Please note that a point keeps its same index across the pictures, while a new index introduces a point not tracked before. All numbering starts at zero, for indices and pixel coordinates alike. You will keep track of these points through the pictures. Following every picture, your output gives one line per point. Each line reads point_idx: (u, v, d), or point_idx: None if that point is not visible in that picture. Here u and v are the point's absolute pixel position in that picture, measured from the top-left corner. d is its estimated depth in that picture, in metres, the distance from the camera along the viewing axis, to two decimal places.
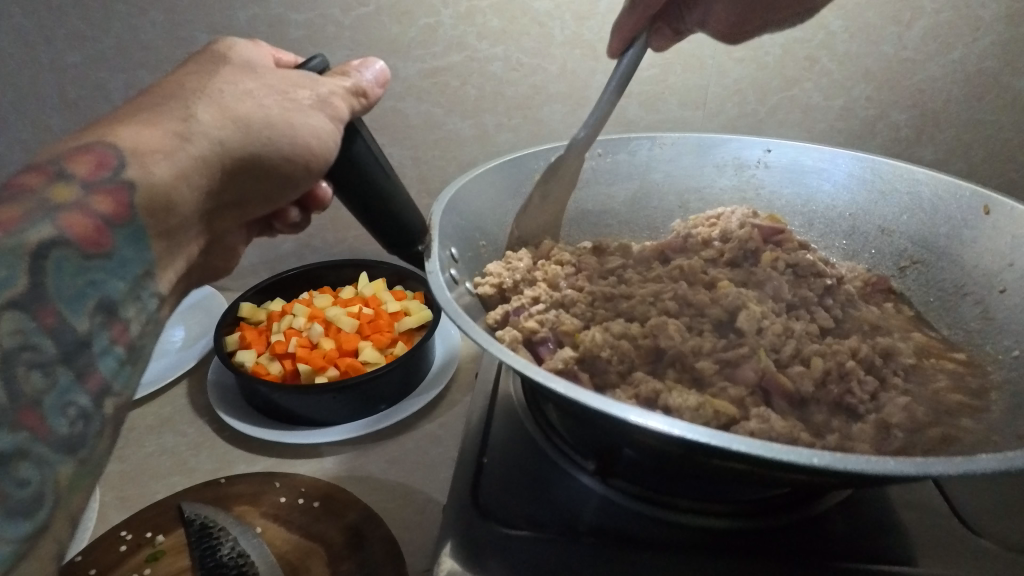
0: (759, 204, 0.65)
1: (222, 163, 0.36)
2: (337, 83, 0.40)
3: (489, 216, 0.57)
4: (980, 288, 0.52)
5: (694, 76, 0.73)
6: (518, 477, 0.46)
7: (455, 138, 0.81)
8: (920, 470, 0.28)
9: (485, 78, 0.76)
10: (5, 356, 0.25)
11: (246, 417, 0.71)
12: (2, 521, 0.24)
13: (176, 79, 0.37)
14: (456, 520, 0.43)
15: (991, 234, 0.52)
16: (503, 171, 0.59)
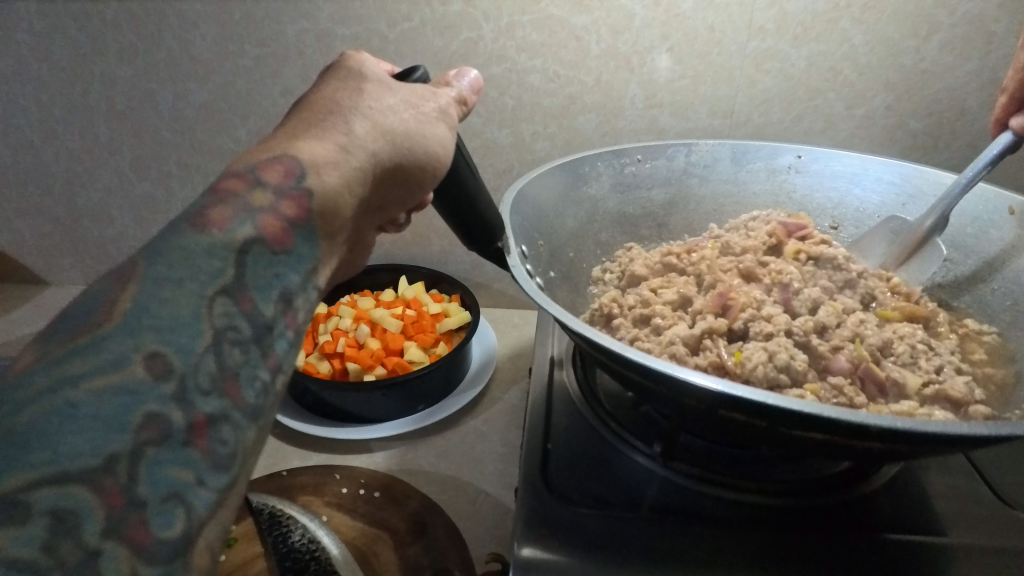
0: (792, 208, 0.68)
1: (373, 172, 0.39)
2: (448, 95, 0.45)
3: (544, 219, 0.60)
4: (1011, 284, 0.54)
5: (723, 87, 0.77)
6: (584, 461, 0.49)
7: (492, 146, 0.84)
8: (990, 432, 0.32)
9: (523, 89, 0.79)
10: (215, 334, 0.27)
11: (296, 414, 0.74)
12: (207, 471, 0.25)
13: (326, 96, 0.40)
14: (529, 500, 0.45)
15: (1018, 233, 0.55)
16: (554, 175, 0.62)
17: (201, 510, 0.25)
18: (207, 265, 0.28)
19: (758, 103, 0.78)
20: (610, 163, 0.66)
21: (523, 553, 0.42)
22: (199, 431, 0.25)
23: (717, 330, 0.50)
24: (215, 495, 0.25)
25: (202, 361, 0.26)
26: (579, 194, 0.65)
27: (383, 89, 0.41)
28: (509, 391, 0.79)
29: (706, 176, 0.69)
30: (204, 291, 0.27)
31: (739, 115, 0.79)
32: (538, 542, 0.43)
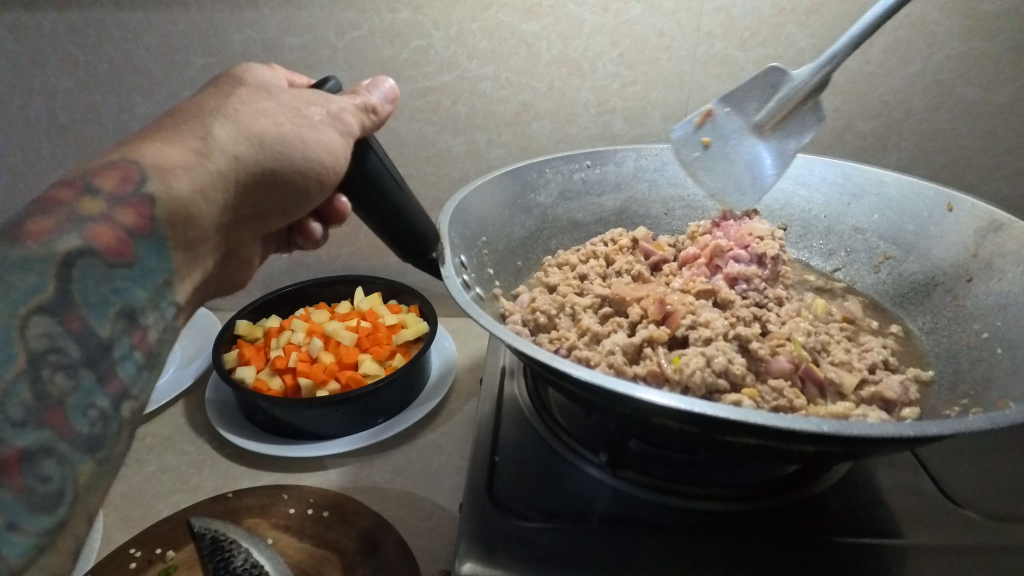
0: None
1: (236, 177, 0.41)
2: (349, 101, 0.46)
3: (491, 227, 0.60)
4: (949, 279, 0.54)
5: (674, 92, 0.77)
6: (531, 474, 0.48)
7: (447, 155, 0.83)
8: (919, 431, 0.31)
9: (475, 97, 0.79)
10: (33, 358, 0.29)
11: (248, 433, 0.71)
12: (27, 514, 0.28)
13: (197, 102, 0.43)
14: (475, 514, 0.44)
15: (954, 228, 0.56)
16: (501, 183, 0.61)
17: (14, 559, 0.27)
18: (24, 280, 0.30)
19: None
20: (557, 170, 0.66)
21: (465, 568, 0.41)
22: (14, 467, 0.28)
23: (658, 339, 0.49)
24: (35, 539, 0.28)
25: (17, 388, 0.29)
26: (527, 201, 0.64)
27: (264, 95, 0.44)
28: (468, 402, 0.78)
29: (655, 181, 0.69)
30: (19, 311, 0.29)
31: None
32: (482, 559, 0.41)
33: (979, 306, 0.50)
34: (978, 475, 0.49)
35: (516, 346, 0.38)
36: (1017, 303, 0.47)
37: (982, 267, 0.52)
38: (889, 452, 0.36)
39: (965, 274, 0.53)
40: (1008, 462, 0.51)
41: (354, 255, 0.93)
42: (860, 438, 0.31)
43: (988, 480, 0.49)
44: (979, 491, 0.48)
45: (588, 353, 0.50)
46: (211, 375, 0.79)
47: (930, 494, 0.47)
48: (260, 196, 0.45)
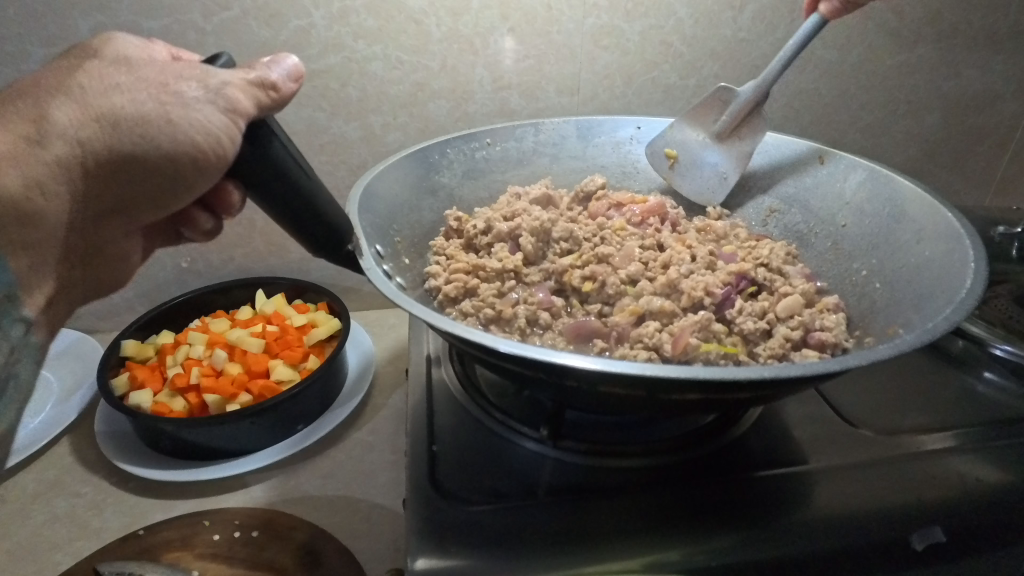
0: (638, 177, 0.71)
1: (86, 162, 0.39)
2: (237, 76, 0.40)
3: (401, 214, 0.58)
4: (827, 225, 0.60)
5: (567, 65, 0.78)
6: (471, 457, 0.48)
7: (342, 141, 0.79)
8: (846, 363, 0.34)
9: (366, 78, 0.75)
10: None
11: (151, 462, 0.65)
12: None
13: (43, 77, 0.40)
14: (421, 508, 0.43)
15: (827, 179, 0.61)
16: (406, 167, 0.59)
17: None
18: None
19: (601, 79, 0.80)
20: (460, 150, 0.65)
21: (417, 564, 0.40)
22: None
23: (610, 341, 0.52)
24: None
25: None
26: (432, 183, 0.63)
27: (123, 69, 0.40)
28: (393, 395, 0.76)
29: (556, 154, 0.70)
30: None
31: (585, 91, 0.81)
32: (433, 552, 0.40)
33: (857, 244, 0.56)
34: (866, 396, 0.55)
35: (446, 331, 0.37)
36: (888, 240, 0.52)
37: (855, 213, 0.57)
38: (799, 391, 0.40)
39: (841, 220, 0.58)
40: (888, 381, 0.57)
41: (249, 257, 0.87)
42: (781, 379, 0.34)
43: (875, 400, 0.55)
44: (869, 409, 0.54)
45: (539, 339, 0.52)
46: (99, 404, 0.71)
47: (828, 421, 0.52)
48: (128, 185, 0.41)
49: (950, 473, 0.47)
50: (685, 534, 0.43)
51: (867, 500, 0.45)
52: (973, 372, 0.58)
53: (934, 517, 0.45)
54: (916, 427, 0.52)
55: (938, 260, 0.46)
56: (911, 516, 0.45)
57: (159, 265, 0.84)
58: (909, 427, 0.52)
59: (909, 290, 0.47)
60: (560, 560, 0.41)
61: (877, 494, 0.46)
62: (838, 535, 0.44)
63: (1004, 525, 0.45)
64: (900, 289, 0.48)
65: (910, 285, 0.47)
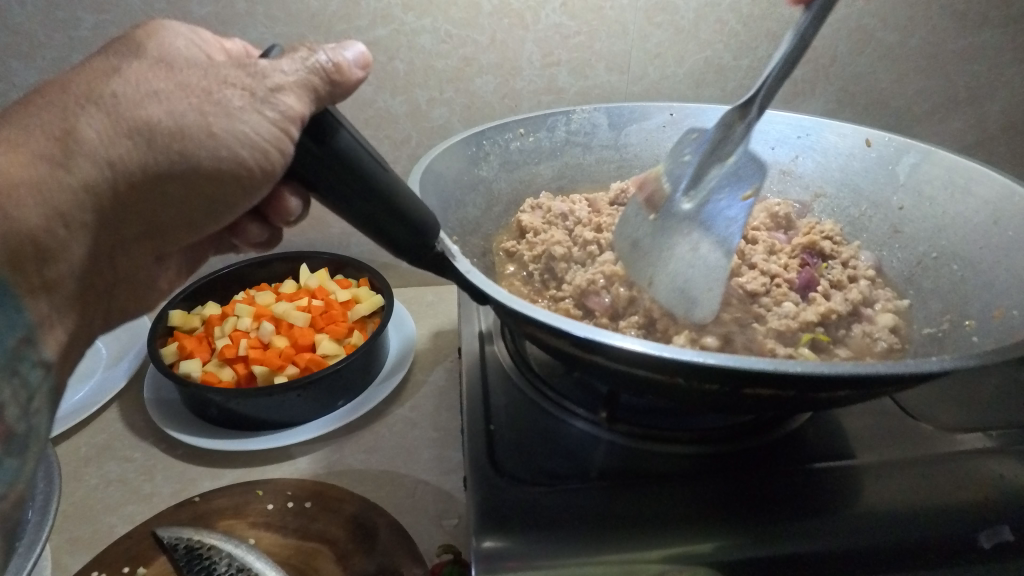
0: None
1: (113, 188, 0.36)
2: (280, 70, 0.37)
3: (452, 215, 0.54)
4: (879, 208, 0.57)
5: (618, 42, 0.76)
6: (528, 437, 0.48)
7: (387, 115, 0.78)
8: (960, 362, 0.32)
9: (414, 52, 0.74)
10: None
11: (200, 430, 0.66)
12: None
13: (68, 80, 0.36)
14: (483, 485, 0.43)
15: (878, 161, 0.58)
16: (450, 158, 0.56)
17: None
18: None
19: (652, 57, 0.78)
20: (495, 141, 0.62)
21: (483, 544, 0.40)
22: None
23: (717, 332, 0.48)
24: None
25: None
26: (474, 176, 0.60)
27: (164, 72, 0.36)
28: (433, 372, 0.76)
29: (588, 143, 0.68)
30: None
31: (634, 70, 0.78)
32: (496, 533, 0.40)
33: (917, 230, 0.54)
34: (926, 392, 0.54)
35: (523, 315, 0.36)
36: (957, 223, 0.50)
37: (911, 195, 0.55)
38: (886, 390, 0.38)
39: (897, 203, 0.56)
40: (950, 379, 0.55)
41: (290, 230, 0.87)
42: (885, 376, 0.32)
43: (935, 395, 0.53)
44: (927, 403, 0.52)
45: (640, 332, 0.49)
46: (148, 373, 0.72)
47: (882, 414, 0.51)
48: (155, 208, 0.39)
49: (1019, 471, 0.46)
50: (750, 521, 0.42)
51: (931, 496, 0.44)
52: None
53: (998, 515, 0.43)
54: (980, 425, 0.50)
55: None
56: (975, 513, 0.43)
57: None
58: (970, 424, 0.50)
59: (988, 279, 0.45)
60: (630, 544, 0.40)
61: (943, 490, 0.44)
62: (899, 528, 0.43)
63: None
64: (981, 272, 0.46)
65: (992, 272, 0.45)
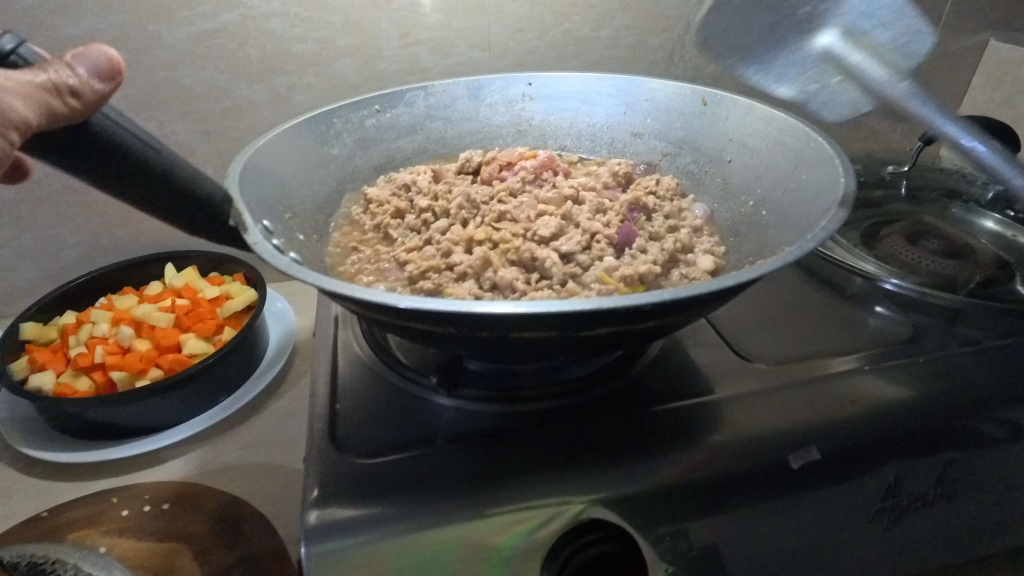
0: (534, 136, 0.68)
1: None
2: (25, 81, 0.33)
3: (294, 193, 0.50)
4: (715, 163, 0.58)
5: (476, 18, 0.76)
6: (375, 413, 0.48)
7: (247, 105, 0.75)
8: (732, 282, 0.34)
9: (266, 37, 0.72)
10: None
11: (60, 444, 0.63)
12: None
13: None
14: (321, 464, 0.43)
15: (712, 118, 0.59)
16: (291, 139, 0.52)
17: None
18: None
19: (512, 32, 0.78)
20: (347, 119, 0.59)
21: (312, 520, 0.40)
22: None
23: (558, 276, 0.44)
24: None
25: None
26: (322, 156, 0.56)
27: None
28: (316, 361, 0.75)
29: (448, 117, 0.66)
30: None
31: (496, 45, 0.79)
32: (328, 508, 0.40)
33: (743, 179, 0.54)
34: (769, 335, 0.56)
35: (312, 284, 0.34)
36: (769, 172, 0.51)
37: (738, 149, 0.56)
38: (685, 320, 0.39)
39: (727, 156, 0.57)
40: (793, 316, 0.59)
41: (160, 230, 0.83)
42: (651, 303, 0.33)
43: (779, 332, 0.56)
44: (765, 345, 0.55)
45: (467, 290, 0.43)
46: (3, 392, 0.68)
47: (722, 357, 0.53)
48: None
49: (838, 393, 0.48)
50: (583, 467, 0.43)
51: (754, 427, 0.46)
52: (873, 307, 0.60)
53: (813, 437, 0.46)
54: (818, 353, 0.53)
55: (814, 181, 0.45)
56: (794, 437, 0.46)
57: (60, 244, 0.80)
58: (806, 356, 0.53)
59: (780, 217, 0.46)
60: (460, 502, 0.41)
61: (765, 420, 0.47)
62: (722, 457, 0.44)
63: (893, 439, 0.47)
64: (782, 215, 0.47)
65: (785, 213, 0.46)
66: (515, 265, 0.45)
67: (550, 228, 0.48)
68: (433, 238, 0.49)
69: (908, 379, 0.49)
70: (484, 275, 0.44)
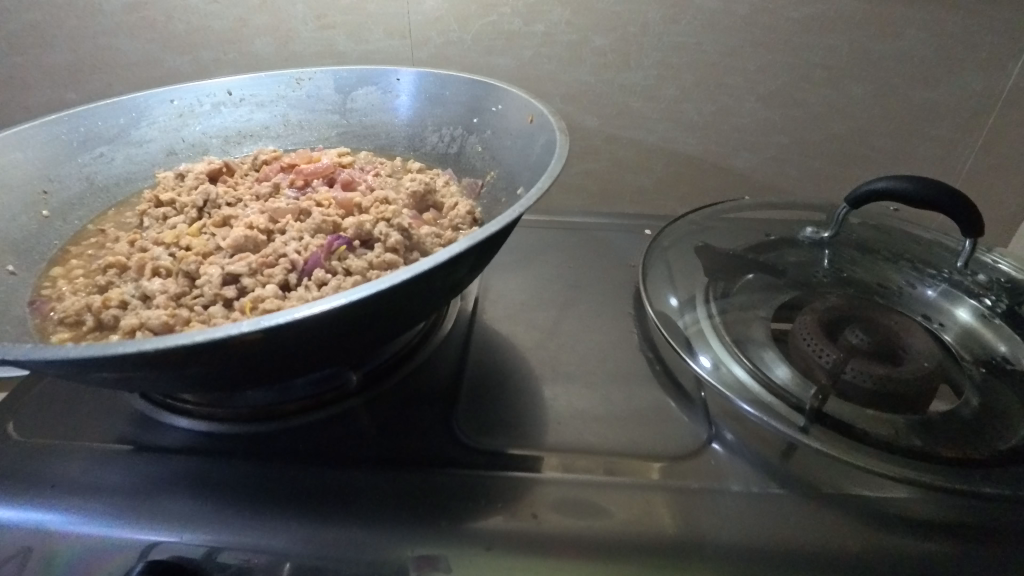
0: (393, 137, 0.63)
1: None
2: None
3: (70, 169, 0.53)
4: (514, 192, 0.50)
5: (392, 4, 0.72)
6: (79, 403, 0.49)
7: (178, 75, 0.79)
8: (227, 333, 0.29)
9: (188, 11, 0.74)
10: None
11: None
12: None
13: None
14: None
15: (532, 144, 0.50)
16: (91, 117, 0.54)
17: None
18: None
19: (432, 21, 0.73)
20: (187, 98, 0.59)
21: None
22: None
23: (208, 299, 0.40)
24: None
25: None
26: (139, 134, 0.57)
27: None
28: None
29: (308, 108, 0.62)
30: None
31: (416, 35, 0.74)
32: None
33: None
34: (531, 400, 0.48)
35: None
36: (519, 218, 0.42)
37: (529, 178, 0.48)
38: (271, 365, 0.35)
39: (520, 186, 0.49)
40: (582, 382, 0.50)
41: None
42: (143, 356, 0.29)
43: (546, 403, 0.48)
44: (517, 413, 0.47)
45: (121, 299, 0.41)
46: None
47: (448, 415, 0.46)
48: None
49: (538, 504, 0.40)
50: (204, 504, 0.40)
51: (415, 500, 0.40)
52: (694, 408, 0.48)
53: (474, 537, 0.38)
54: (566, 437, 0.45)
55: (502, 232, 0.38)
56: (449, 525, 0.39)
57: None
58: (547, 435, 0.45)
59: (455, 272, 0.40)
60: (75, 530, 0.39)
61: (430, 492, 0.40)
62: (350, 542, 0.38)
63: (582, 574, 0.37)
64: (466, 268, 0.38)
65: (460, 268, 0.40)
66: (179, 278, 0.42)
67: (244, 242, 0.44)
68: (155, 232, 0.47)
69: (640, 508, 0.39)
70: (144, 286, 0.42)
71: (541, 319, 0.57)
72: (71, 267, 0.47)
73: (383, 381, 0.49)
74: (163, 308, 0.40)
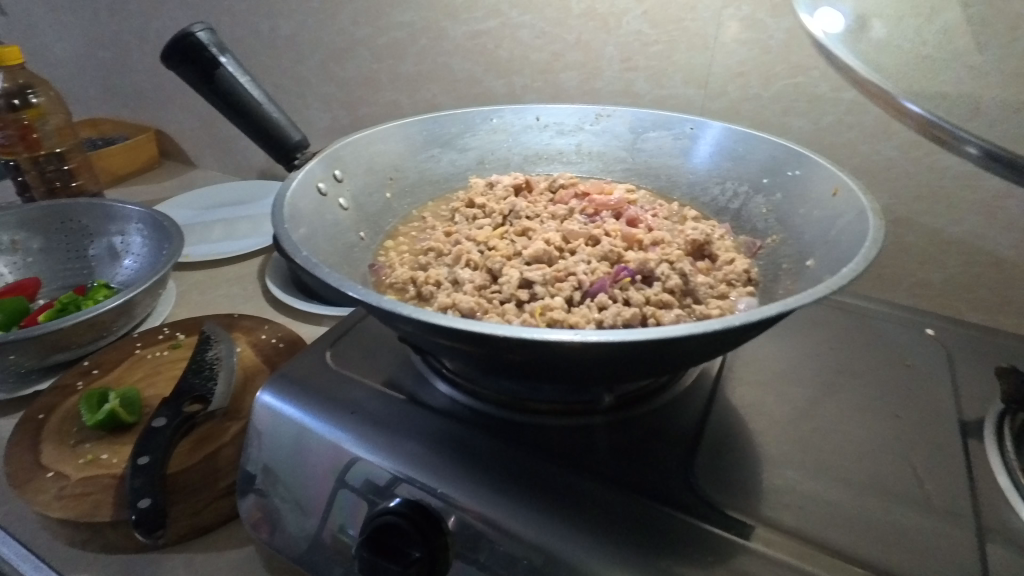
0: (673, 181, 0.65)
1: None
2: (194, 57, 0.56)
3: (411, 162, 0.64)
4: (800, 262, 0.49)
5: (698, 55, 0.75)
6: (371, 351, 0.59)
7: (490, 95, 0.92)
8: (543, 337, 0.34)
9: (515, 43, 0.85)
10: None
11: (285, 286, 0.92)
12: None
13: None
14: (304, 365, 0.56)
15: (831, 217, 0.48)
16: (433, 125, 0.66)
17: None
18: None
19: (733, 75, 0.74)
20: (507, 119, 0.68)
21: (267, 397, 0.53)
22: None
23: (505, 296, 0.46)
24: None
25: None
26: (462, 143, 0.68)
27: None
28: None
29: (603, 142, 0.68)
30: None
31: (713, 86, 0.76)
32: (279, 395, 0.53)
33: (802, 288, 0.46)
34: (767, 477, 0.46)
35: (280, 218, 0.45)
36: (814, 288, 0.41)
37: (824, 251, 0.46)
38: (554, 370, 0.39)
39: (811, 258, 0.48)
40: (827, 478, 0.47)
41: None
42: (482, 335, 0.34)
43: (786, 485, 0.46)
44: (754, 484, 0.45)
45: (437, 277, 0.49)
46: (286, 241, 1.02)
47: (682, 460, 0.47)
48: None
49: None
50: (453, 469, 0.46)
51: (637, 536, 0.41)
52: (972, 546, 0.41)
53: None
54: (803, 526, 0.42)
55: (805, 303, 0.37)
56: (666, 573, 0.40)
57: None
58: (782, 518, 0.43)
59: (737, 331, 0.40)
60: (363, 449, 0.48)
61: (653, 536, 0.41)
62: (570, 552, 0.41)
63: None
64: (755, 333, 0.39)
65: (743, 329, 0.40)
66: (484, 273, 0.49)
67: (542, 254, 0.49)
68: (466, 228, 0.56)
69: None
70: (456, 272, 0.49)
71: (792, 396, 0.54)
72: (397, 244, 0.58)
73: (623, 411, 0.51)
74: (469, 295, 0.47)
